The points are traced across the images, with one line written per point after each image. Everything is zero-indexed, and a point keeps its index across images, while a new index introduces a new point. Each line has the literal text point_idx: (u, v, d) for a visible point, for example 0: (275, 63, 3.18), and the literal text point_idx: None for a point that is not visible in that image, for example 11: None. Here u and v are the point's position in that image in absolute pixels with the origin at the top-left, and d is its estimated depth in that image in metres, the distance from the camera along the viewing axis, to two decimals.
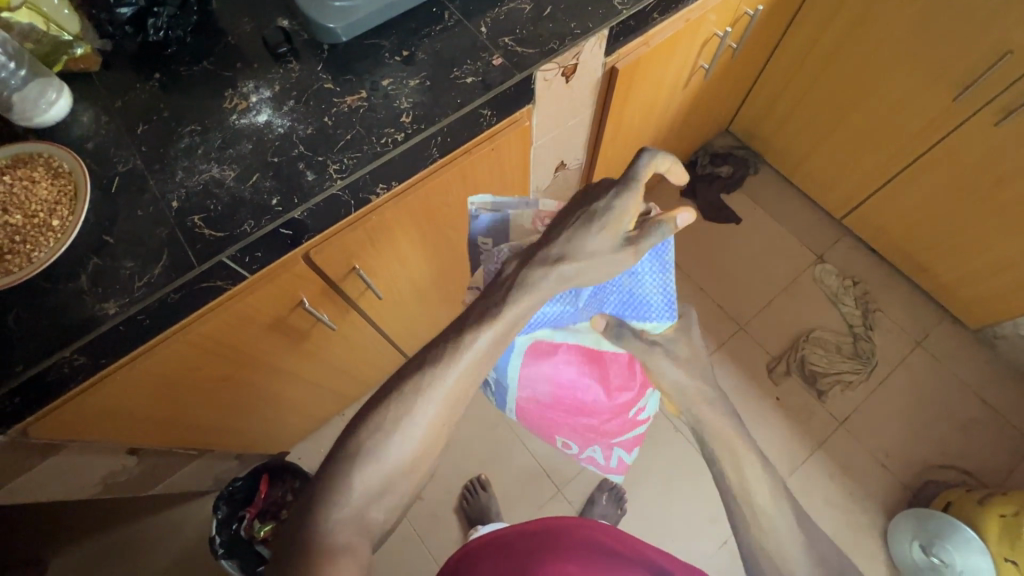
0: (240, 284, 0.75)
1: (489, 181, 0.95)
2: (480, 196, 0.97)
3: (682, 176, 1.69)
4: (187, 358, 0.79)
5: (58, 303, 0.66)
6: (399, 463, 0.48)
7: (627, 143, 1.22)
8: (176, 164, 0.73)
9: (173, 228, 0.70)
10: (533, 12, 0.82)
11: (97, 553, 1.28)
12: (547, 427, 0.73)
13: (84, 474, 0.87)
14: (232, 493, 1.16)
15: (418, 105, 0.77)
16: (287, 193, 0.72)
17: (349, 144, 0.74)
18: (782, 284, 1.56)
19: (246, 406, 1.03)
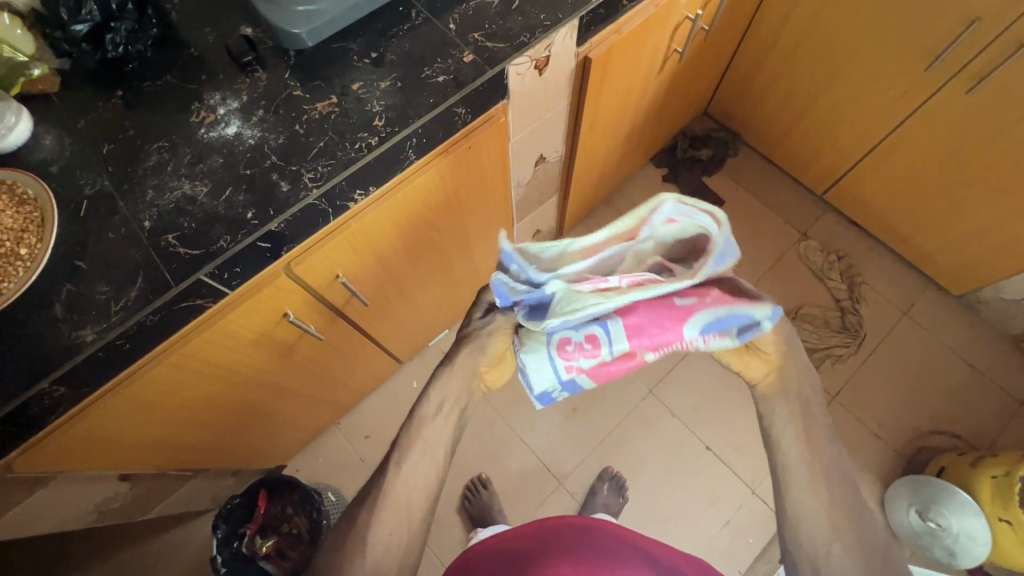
0: (222, 301, 0.73)
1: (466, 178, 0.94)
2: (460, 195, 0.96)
3: (663, 162, 1.69)
4: (172, 380, 0.77)
5: (33, 333, 0.64)
6: (372, 566, 0.55)
7: (605, 132, 1.22)
8: (145, 183, 0.71)
9: (146, 249, 0.68)
10: (501, 6, 0.81)
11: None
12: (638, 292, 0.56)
13: (76, 504, 0.85)
14: (231, 511, 1.14)
15: (390, 108, 0.75)
16: (262, 205, 0.70)
17: (322, 151, 0.73)
18: (768, 264, 1.57)
19: (237, 423, 1.01)
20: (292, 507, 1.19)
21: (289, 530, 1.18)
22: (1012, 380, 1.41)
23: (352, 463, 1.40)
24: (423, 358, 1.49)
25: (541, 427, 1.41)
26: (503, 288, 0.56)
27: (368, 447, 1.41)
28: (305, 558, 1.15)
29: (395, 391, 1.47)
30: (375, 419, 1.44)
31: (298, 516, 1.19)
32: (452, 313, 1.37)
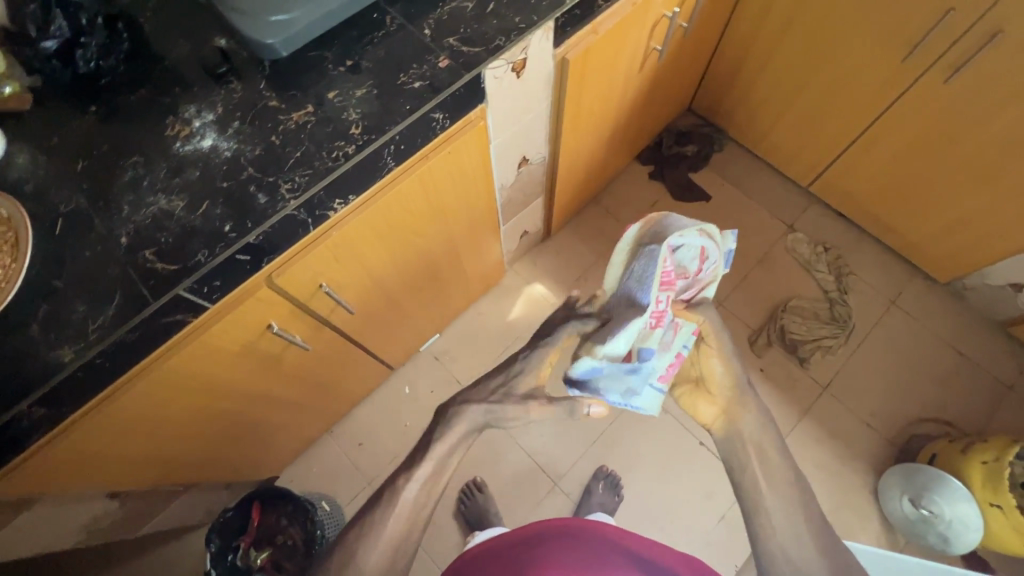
0: (203, 315, 0.72)
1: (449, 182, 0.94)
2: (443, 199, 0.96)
3: (649, 159, 1.70)
4: (156, 396, 0.77)
5: (10, 354, 0.64)
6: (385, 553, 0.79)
7: (588, 132, 1.22)
8: (121, 200, 0.71)
9: (123, 266, 0.67)
10: (476, 9, 0.81)
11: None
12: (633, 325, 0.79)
13: (63, 524, 0.85)
14: (224, 524, 1.13)
15: (367, 115, 0.75)
16: (240, 218, 0.70)
17: (300, 161, 0.73)
18: (756, 258, 1.57)
19: (227, 436, 1.01)
20: (286, 518, 1.19)
21: (284, 541, 1.18)
22: (1000, 365, 1.43)
23: (346, 471, 1.39)
24: (415, 364, 1.49)
25: (535, 429, 1.41)
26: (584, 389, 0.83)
27: (362, 455, 1.40)
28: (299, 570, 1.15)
29: (388, 398, 1.46)
30: (368, 426, 1.43)
31: (293, 527, 1.19)
32: (441, 317, 1.37)
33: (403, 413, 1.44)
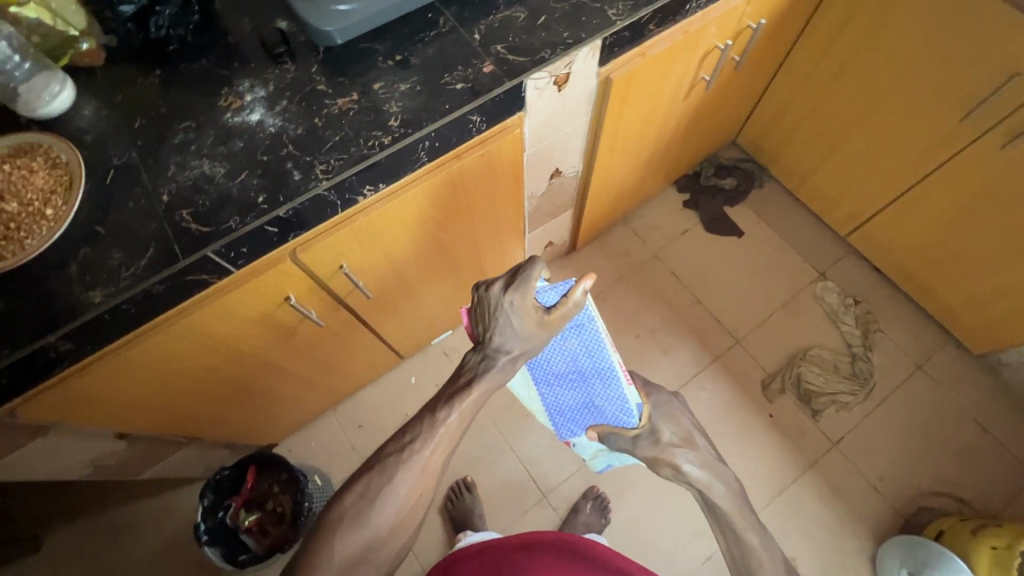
0: (226, 279, 0.76)
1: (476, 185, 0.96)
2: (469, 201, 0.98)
3: (686, 187, 1.68)
4: (172, 349, 0.80)
5: (49, 288, 0.68)
6: None
7: (625, 153, 1.22)
8: (169, 159, 0.75)
9: (160, 222, 0.71)
10: (527, 20, 0.83)
11: (102, 529, 1.34)
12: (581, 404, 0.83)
13: (74, 455, 0.90)
14: (218, 482, 1.17)
15: (407, 109, 0.77)
16: (274, 191, 0.73)
17: (337, 145, 0.76)
18: (781, 301, 1.54)
19: (233, 398, 1.04)
20: (278, 486, 1.22)
21: (273, 508, 1.21)
22: None
23: (343, 450, 1.42)
24: (424, 356, 1.51)
25: (531, 440, 1.41)
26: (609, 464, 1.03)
27: (361, 437, 1.43)
28: (283, 538, 1.18)
29: (394, 385, 1.49)
30: (370, 409, 1.46)
31: (283, 496, 1.21)
32: (456, 314, 1.39)
33: (406, 402, 1.46)
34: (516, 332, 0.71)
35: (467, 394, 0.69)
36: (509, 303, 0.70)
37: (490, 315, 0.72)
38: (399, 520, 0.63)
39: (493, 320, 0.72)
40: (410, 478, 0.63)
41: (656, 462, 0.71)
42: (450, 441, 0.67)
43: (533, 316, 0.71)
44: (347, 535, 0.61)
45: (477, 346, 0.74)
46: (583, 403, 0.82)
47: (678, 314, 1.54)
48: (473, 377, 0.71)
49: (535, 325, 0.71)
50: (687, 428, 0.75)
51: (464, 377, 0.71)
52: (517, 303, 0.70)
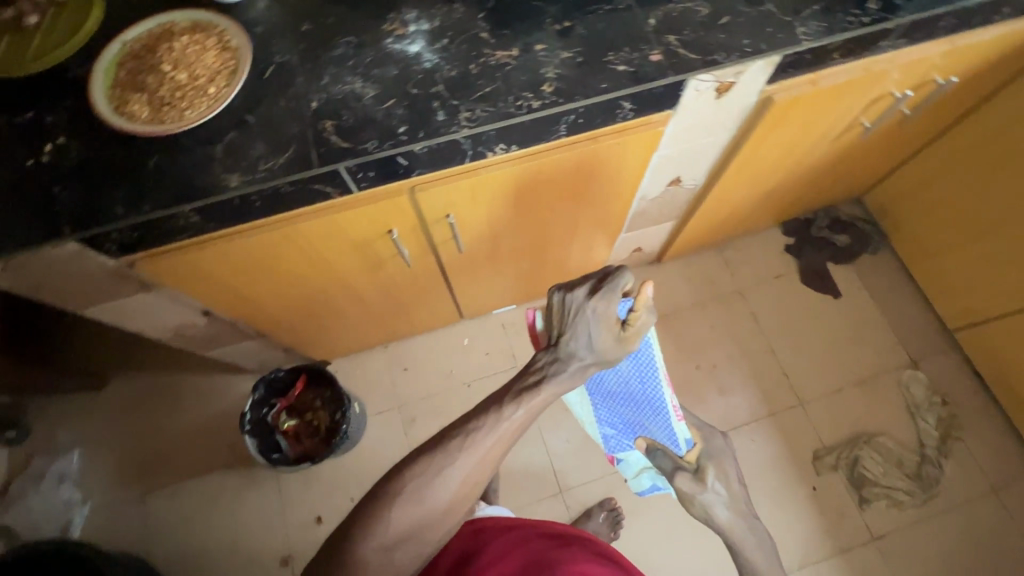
0: (345, 197, 0.77)
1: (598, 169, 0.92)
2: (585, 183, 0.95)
3: (793, 232, 1.58)
4: (277, 248, 0.83)
5: (193, 161, 0.72)
6: None
7: (750, 180, 1.16)
8: (325, 69, 0.77)
9: (304, 126, 0.73)
10: (708, 17, 0.79)
11: (161, 387, 1.47)
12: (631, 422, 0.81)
13: (164, 317, 0.97)
14: (272, 380, 1.23)
15: (563, 78, 0.75)
16: (415, 124, 0.73)
17: (486, 96, 0.75)
18: (861, 377, 1.44)
19: (308, 309, 1.08)
20: (321, 401, 1.26)
21: (311, 420, 1.26)
22: None
23: (383, 387, 1.46)
24: (482, 322, 1.52)
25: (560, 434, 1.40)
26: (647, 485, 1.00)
27: (403, 380, 1.46)
28: (313, 450, 1.23)
29: (446, 340, 1.50)
30: (418, 356, 1.49)
31: (322, 411, 1.26)
32: (526, 291, 1.38)
33: (453, 361, 1.48)
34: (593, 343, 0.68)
35: (536, 392, 0.66)
36: (592, 311, 0.67)
37: (566, 319, 0.69)
38: (455, 500, 0.63)
39: (571, 325, 0.69)
40: (468, 465, 0.62)
41: (690, 503, 0.73)
42: (511, 436, 0.65)
43: (612, 331, 0.68)
44: (404, 508, 0.61)
45: (547, 346, 0.71)
46: (634, 422, 0.80)
47: (746, 357, 1.47)
48: (542, 377, 0.68)
49: (610, 338, 0.68)
50: (731, 473, 0.74)
51: (532, 377, 0.68)
52: (602, 311, 0.67)
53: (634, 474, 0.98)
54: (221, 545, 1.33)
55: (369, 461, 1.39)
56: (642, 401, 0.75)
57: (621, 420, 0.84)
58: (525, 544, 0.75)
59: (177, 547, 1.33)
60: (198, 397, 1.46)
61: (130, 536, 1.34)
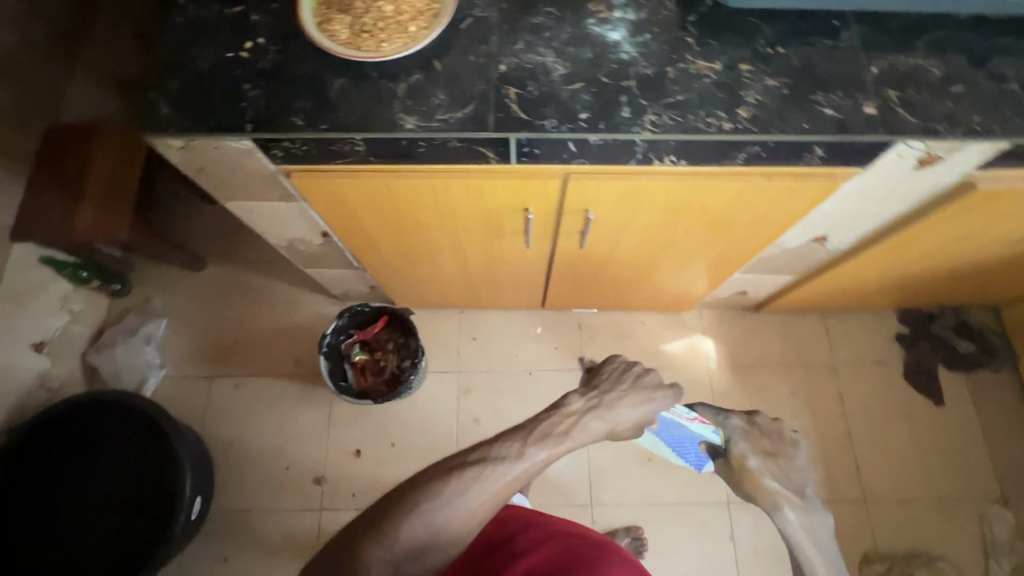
0: (502, 166, 0.76)
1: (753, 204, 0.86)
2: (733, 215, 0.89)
3: (910, 322, 1.46)
4: (417, 195, 0.84)
5: (376, 93, 0.73)
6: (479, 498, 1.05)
7: (899, 258, 1.07)
8: (521, 35, 0.75)
9: (488, 87, 0.72)
10: (939, 81, 0.71)
11: (252, 286, 1.55)
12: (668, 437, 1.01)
13: (289, 227, 1.01)
14: (357, 312, 1.28)
15: (762, 106, 0.71)
16: (597, 114, 0.71)
17: (676, 104, 0.71)
18: (940, 495, 1.33)
19: (414, 258, 1.10)
20: (393, 345, 1.29)
21: (379, 360, 1.29)
22: None
23: (449, 348, 1.48)
24: (560, 316, 1.50)
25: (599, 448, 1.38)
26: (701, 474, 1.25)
27: (469, 348, 1.48)
28: (375, 388, 1.27)
29: (520, 323, 1.50)
30: (489, 330, 1.49)
31: (392, 355, 1.29)
32: (616, 301, 1.35)
33: (522, 345, 1.48)
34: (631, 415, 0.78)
35: (564, 441, 0.68)
36: (632, 388, 0.79)
37: (607, 386, 0.78)
38: (465, 529, 0.59)
39: (618, 393, 0.78)
40: (486, 496, 0.60)
41: (740, 479, 0.90)
42: (531, 476, 0.64)
43: (639, 409, 0.79)
44: (415, 523, 0.57)
45: (581, 396, 0.75)
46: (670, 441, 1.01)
47: (818, 435, 1.39)
48: (573, 427, 0.70)
49: (638, 420, 0.79)
50: (779, 446, 0.89)
51: (564, 421, 0.70)
52: (642, 397, 0.79)
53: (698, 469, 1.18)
54: (266, 445, 1.41)
55: (417, 414, 1.43)
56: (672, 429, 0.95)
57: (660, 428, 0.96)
58: (558, 538, 0.76)
59: (228, 434, 1.42)
60: (279, 304, 1.53)
61: (191, 410, 1.44)
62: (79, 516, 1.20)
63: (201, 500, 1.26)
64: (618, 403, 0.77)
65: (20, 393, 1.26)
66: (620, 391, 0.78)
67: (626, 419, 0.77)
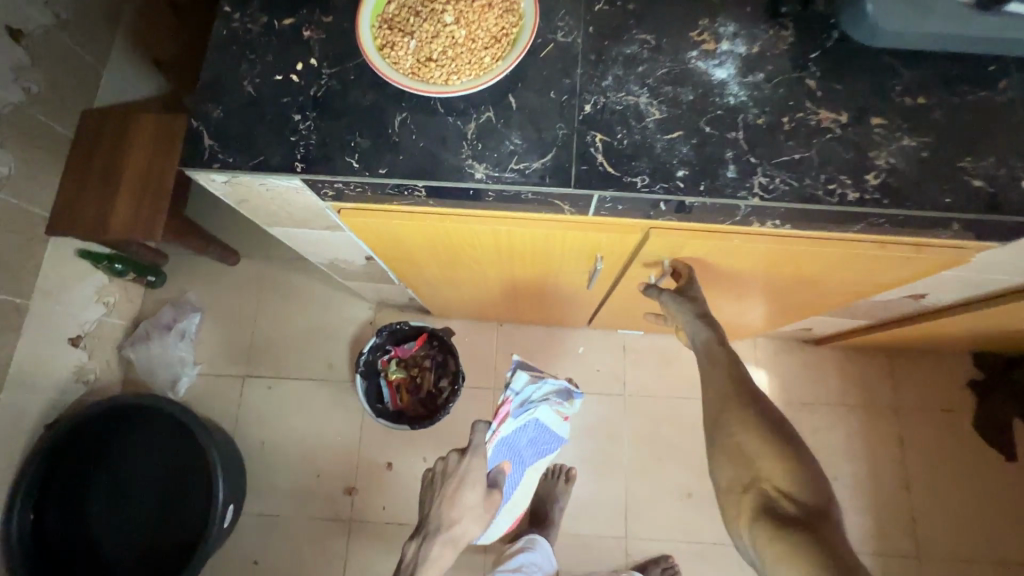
0: (578, 218, 0.67)
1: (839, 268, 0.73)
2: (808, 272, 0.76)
3: (987, 366, 1.35)
4: (476, 237, 0.75)
5: (443, 132, 0.64)
6: None
7: (1001, 317, 0.95)
8: (611, 68, 0.65)
9: (571, 133, 0.63)
10: None
11: (285, 284, 1.50)
12: (516, 448, 1.13)
13: (331, 250, 0.94)
14: (396, 328, 1.23)
15: (895, 172, 0.60)
16: (697, 173, 0.61)
17: (792, 164, 0.61)
18: (1000, 556, 1.25)
19: (461, 285, 1.03)
20: (431, 363, 1.24)
21: (416, 377, 1.24)
22: None
23: (485, 362, 1.42)
24: (603, 336, 1.42)
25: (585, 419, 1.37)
26: (552, 409, 1.14)
27: (505, 363, 1.42)
28: (410, 408, 1.22)
29: (559, 341, 1.42)
30: (527, 346, 1.43)
31: (429, 374, 1.24)
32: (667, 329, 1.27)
33: (561, 363, 1.41)
34: (463, 512, 0.90)
35: None
36: (446, 489, 0.91)
37: (428, 508, 0.91)
38: None
39: (437, 505, 0.90)
40: None
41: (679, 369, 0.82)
42: None
43: (466, 500, 0.91)
44: None
45: (412, 537, 0.89)
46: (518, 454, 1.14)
47: (872, 483, 1.30)
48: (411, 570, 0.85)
49: (475, 510, 0.92)
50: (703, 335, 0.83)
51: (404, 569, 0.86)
52: (458, 483, 0.91)
53: (556, 409, 1.14)
54: (295, 450, 1.39)
55: (449, 430, 1.38)
56: (518, 468, 1.16)
57: (514, 455, 1.14)
58: None
59: (259, 435, 1.40)
60: (313, 305, 1.49)
61: (222, 410, 1.42)
62: (118, 518, 1.21)
63: (233, 508, 1.25)
64: (442, 513, 0.89)
65: (57, 389, 1.25)
66: (438, 495, 0.91)
67: (457, 517, 0.90)
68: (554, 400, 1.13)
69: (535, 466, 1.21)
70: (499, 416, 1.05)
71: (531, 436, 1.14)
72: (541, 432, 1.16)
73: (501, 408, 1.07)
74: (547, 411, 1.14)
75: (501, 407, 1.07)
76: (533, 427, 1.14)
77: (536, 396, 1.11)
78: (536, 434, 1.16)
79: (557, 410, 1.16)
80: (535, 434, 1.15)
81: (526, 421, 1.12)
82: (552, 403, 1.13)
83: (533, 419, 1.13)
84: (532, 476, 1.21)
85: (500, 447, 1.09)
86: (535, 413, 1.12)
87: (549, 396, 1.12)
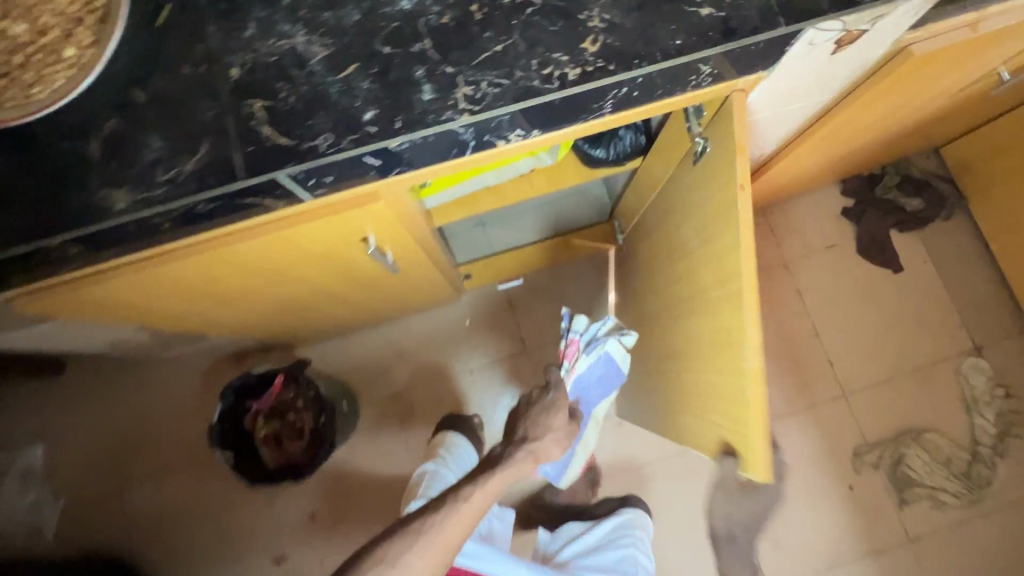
0: (296, 208, 0.54)
1: (703, 240, 0.69)
2: (696, 264, 0.72)
3: (852, 192, 1.34)
4: (208, 272, 0.61)
5: (62, 164, 0.48)
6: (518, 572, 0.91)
7: (830, 145, 0.90)
8: (249, 12, 0.50)
9: (223, 110, 0.48)
10: None
11: (128, 373, 1.31)
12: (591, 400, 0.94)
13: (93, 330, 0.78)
14: (246, 382, 1.06)
15: (614, 29, 0.49)
16: (389, 107, 0.48)
17: (496, 59, 0.49)
18: (913, 365, 1.27)
19: (276, 314, 0.89)
20: (303, 403, 1.10)
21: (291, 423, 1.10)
22: None
23: (375, 373, 1.30)
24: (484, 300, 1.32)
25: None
26: (614, 353, 0.90)
27: (397, 365, 1.30)
28: (295, 457, 1.11)
29: (443, 320, 1.32)
30: (413, 339, 1.31)
31: (304, 414, 1.11)
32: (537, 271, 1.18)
33: (453, 343, 1.31)
34: (549, 431, 0.81)
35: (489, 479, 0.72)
36: (535, 406, 0.84)
37: (526, 412, 0.84)
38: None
39: (527, 420, 0.83)
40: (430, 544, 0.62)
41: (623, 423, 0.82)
42: (468, 522, 0.66)
43: (558, 410, 0.83)
44: None
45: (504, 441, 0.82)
46: (595, 401, 0.94)
47: (784, 343, 1.29)
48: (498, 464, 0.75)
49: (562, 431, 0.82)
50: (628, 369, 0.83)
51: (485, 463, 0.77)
52: (546, 407, 0.83)
53: (619, 348, 0.90)
54: (207, 543, 1.24)
55: (363, 455, 1.27)
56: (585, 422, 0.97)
57: (586, 399, 0.93)
58: None
59: (161, 543, 1.24)
60: (172, 381, 1.30)
61: (111, 532, 1.25)
62: None
63: None
64: (530, 425, 0.82)
65: None
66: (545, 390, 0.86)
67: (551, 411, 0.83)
68: (617, 360, 0.90)
69: (597, 417, 0.99)
70: (568, 353, 0.92)
71: (597, 386, 0.93)
72: (607, 382, 0.93)
73: (569, 350, 0.91)
74: (605, 372, 0.92)
75: (566, 355, 0.92)
76: (603, 387, 0.94)
77: (600, 332, 0.90)
78: (601, 388, 0.93)
79: (611, 374, 0.92)
80: (598, 392, 0.93)
81: (602, 367, 0.90)
82: (611, 339, 0.89)
83: (608, 362, 0.91)
84: (598, 422, 1.00)
85: (585, 391, 0.92)
86: (606, 351, 0.89)
87: (609, 335, 0.90)
